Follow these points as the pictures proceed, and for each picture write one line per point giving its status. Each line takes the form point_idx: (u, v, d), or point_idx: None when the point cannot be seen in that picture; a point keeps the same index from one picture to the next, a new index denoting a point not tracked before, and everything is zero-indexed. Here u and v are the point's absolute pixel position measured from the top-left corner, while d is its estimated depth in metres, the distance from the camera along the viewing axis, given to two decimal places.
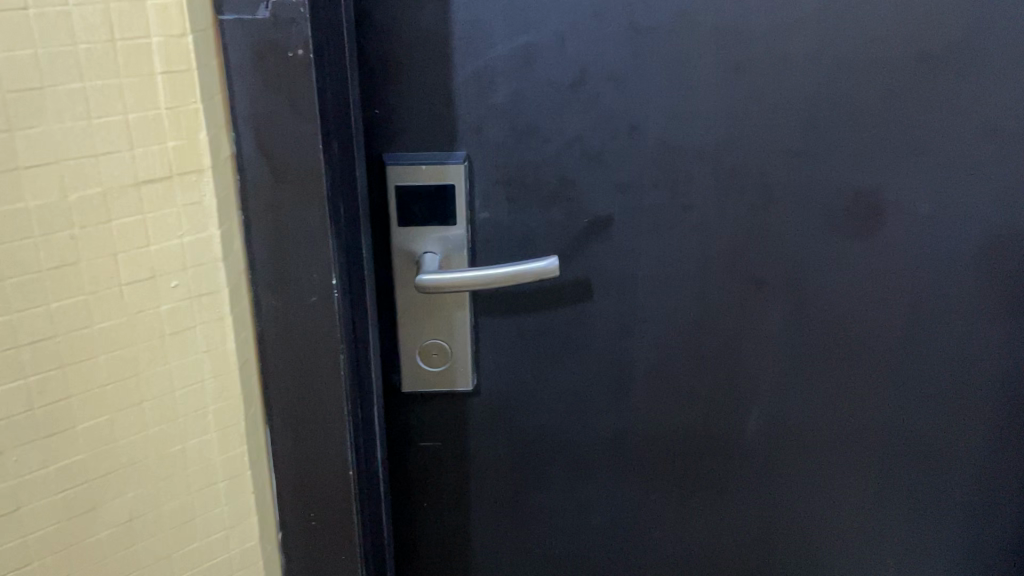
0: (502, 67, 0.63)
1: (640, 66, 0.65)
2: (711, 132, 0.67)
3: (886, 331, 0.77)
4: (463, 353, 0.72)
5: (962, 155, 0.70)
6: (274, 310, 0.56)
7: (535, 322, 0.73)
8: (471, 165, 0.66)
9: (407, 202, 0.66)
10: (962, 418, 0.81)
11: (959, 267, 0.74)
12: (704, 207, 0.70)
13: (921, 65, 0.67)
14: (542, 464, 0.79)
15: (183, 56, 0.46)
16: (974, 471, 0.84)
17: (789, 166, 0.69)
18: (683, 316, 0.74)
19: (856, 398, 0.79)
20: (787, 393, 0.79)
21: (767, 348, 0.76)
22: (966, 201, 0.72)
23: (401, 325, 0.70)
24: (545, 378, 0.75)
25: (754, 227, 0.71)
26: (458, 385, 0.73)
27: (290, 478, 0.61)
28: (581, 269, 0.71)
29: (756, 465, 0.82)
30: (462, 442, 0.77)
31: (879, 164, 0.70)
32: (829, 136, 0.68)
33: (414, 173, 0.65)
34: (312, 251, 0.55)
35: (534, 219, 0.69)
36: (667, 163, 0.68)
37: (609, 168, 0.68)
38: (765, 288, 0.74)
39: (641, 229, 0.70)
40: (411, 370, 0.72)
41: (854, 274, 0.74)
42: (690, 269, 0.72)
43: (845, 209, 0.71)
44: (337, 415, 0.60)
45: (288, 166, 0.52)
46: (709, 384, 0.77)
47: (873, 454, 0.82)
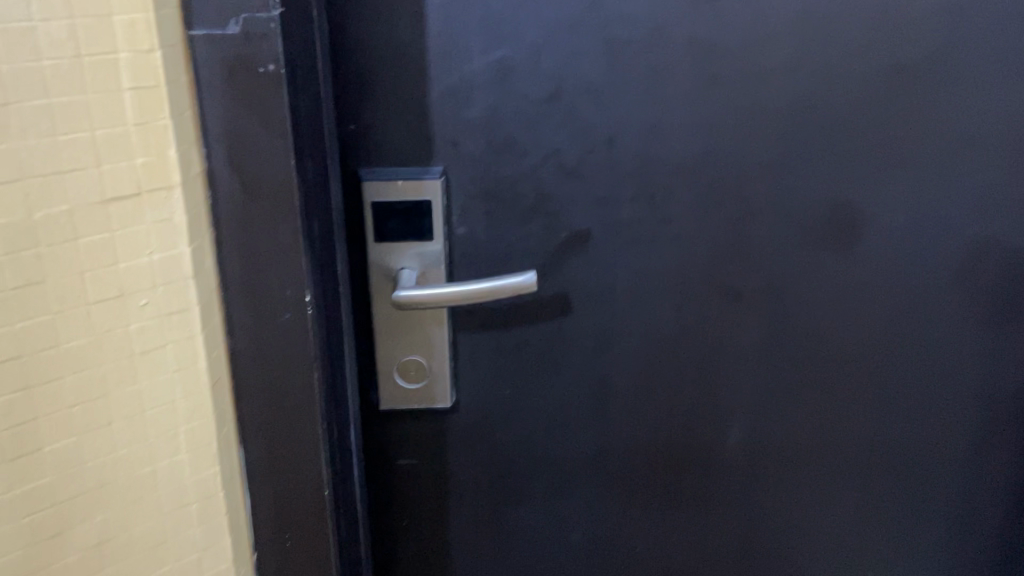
0: (478, 81, 0.63)
1: (616, 81, 0.65)
2: (688, 146, 0.67)
3: (866, 342, 0.77)
4: (441, 369, 0.71)
5: (938, 167, 0.70)
6: (246, 328, 0.55)
7: (514, 337, 0.72)
8: (447, 179, 0.66)
9: (383, 218, 0.66)
10: (943, 428, 0.81)
11: (935, 279, 0.75)
12: (682, 220, 0.70)
13: (895, 79, 0.67)
14: (523, 480, 0.78)
15: (151, 72, 0.45)
16: (955, 480, 0.84)
17: (766, 179, 0.69)
18: (663, 329, 0.74)
19: (837, 409, 0.79)
20: (768, 405, 0.78)
21: (748, 360, 0.76)
22: (942, 212, 0.72)
23: (378, 342, 0.70)
24: (524, 394, 0.75)
25: (732, 240, 0.71)
26: (437, 402, 0.73)
27: (264, 498, 0.60)
28: (560, 283, 0.71)
29: (739, 478, 0.81)
30: (441, 460, 0.76)
31: (855, 176, 0.70)
32: (805, 149, 0.69)
33: (390, 189, 0.65)
34: (286, 268, 0.54)
35: (513, 234, 0.69)
36: (645, 176, 0.68)
37: (587, 182, 0.67)
38: (745, 300, 0.74)
39: (620, 242, 0.70)
40: (388, 387, 0.71)
41: (831, 286, 0.74)
42: (669, 282, 0.72)
43: (821, 221, 0.71)
44: (313, 434, 0.59)
45: (260, 182, 0.52)
46: (690, 397, 0.77)
47: (853, 466, 0.82)
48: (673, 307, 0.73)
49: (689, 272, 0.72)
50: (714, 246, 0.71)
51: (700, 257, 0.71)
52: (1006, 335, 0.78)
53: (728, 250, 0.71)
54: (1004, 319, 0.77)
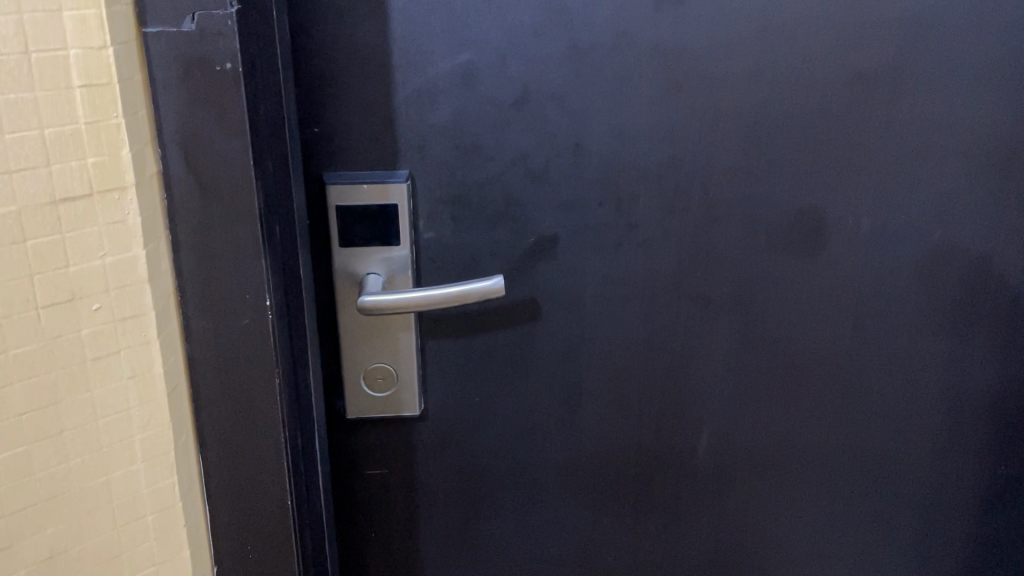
0: (443, 85, 0.63)
1: (582, 84, 0.64)
2: (654, 150, 0.67)
3: (834, 347, 0.77)
4: (408, 376, 0.70)
5: (902, 171, 0.71)
6: (205, 333, 0.53)
7: (483, 344, 0.72)
8: (413, 183, 0.65)
9: (348, 222, 0.65)
10: (911, 432, 0.82)
11: (902, 282, 0.75)
12: (650, 225, 0.70)
13: (859, 83, 0.68)
14: (492, 488, 0.77)
15: (103, 70, 0.44)
16: (923, 484, 0.84)
17: (733, 183, 0.69)
18: (632, 335, 0.74)
19: (806, 414, 0.79)
20: (738, 411, 0.78)
21: (717, 366, 0.76)
22: (907, 216, 0.73)
23: (344, 349, 0.68)
24: (493, 401, 0.74)
25: (700, 244, 0.71)
26: (404, 410, 0.71)
27: (224, 509, 0.58)
28: (528, 289, 0.70)
29: (709, 484, 0.81)
30: (410, 469, 0.75)
31: (821, 181, 0.70)
32: (771, 153, 0.69)
33: (355, 193, 0.64)
34: (245, 271, 0.53)
35: (480, 239, 0.68)
36: (612, 180, 0.68)
37: (554, 186, 0.67)
38: (713, 305, 0.73)
39: (588, 247, 0.70)
40: (355, 396, 0.70)
41: (800, 290, 0.74)
42: (638, 287, 0.72)
43: (788, 226, 0.71)
44: (275, 443, 0.58)
45: (218, 183, 0.51)
46: (660, 403, 0.77)
47: (823, 471, 0.82)
48: (641, 312, 0.73)
49: (657, 277, 0.72)
50: (682, 251, 0.71)
51: (669, 262, 0.71)
52: (972, 339, 0.79)
53: (696, 255, 0.71)
54: (970, 322, 0.78)
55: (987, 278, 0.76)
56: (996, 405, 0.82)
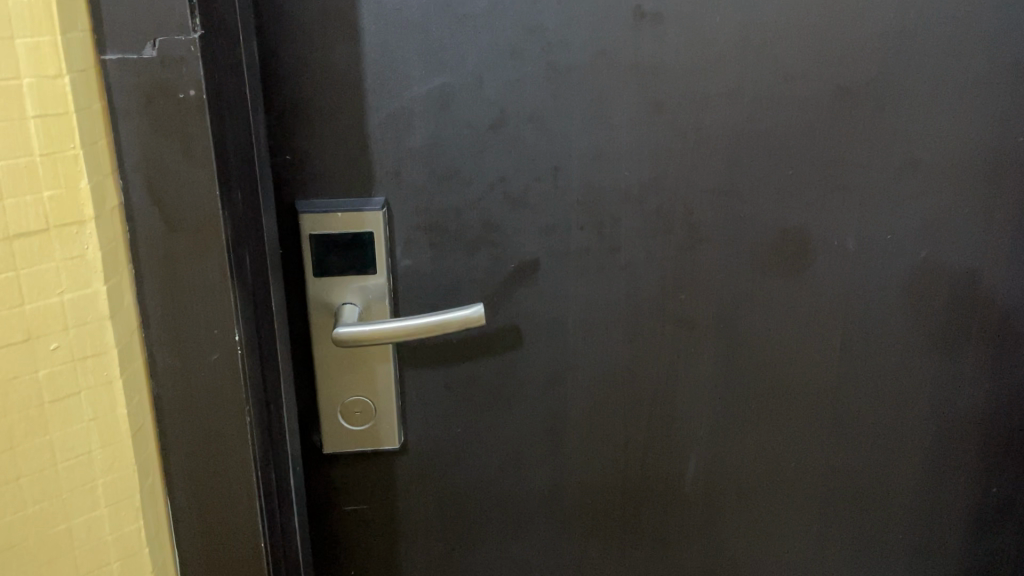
0: (418, 109, 0.61)
1: (560, 107, 0.63)
2: (635, 172, 0.66)
3: (821, 370, 0.76)
4: (388, 409, 0.68)
5: (885, 190, 0.70)
6: (171, 371, 0.51)
7: (464, 373, 0.70)
8: (389, 210, 0.64)
9: (323, 251, 0.63)
10: (901, 455, 0.80)
11: (889, 302, 0.74)
12: (633, 249, 0.68)
13: (841, 102, 0.67)
14: (477, 522, 0.75)
15: (58, 99, 0.42)
16: (915, 507, 0.83)
17: (716, 205, 0.68)
18: (617, 361, 0.72)
19: (795, 438, 0.78)
20: (725, 436, 0.77)
21: (704, 391, 0.74)
22: (892, 236, 0.72)
23: (320, 382, 0.66)
24: (476, 431, 0.72)
25: (684, 267, 0.70)
26: (384, 444, 0.69)
27: (194, 553, 0.55)
28: (509, 316, 0.69)
29: (698, 512, 0.79)
30: (391, 504, 0.73)
31: (804, 201, 0.69)
32: (753, 174, 0.68)
33: (329, 220, 0.62)
34: (213, 305, 0.51)
35: (459, 267, 0.66)
36: (593, 204, 0.66)
37: (535, 212, 0.66)
38: (699, 329, 0.72)
39: (571, 273, 0.68)
40: (332, 430, 0.68)
41: (786, 312, 0.73)
42: (622, 312, 0.70)
43: (773, 248, 0.70)
44: (247, 485, 0.55)
45: (183, 214, 0.49)
46: (647, 430, 0.75)
47: (814, 496, 0.81)
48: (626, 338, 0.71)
49: (641, 302, 0.70)
50: (666, 276, 0.70)
51: (651, 287, 0.70)
52: (959, 360, 0.78)
53: (680, 279, 0.70)
54: (957, 340, 0.77)
55: (972, 297, 0.75)
56: (986, 426, 0.81)
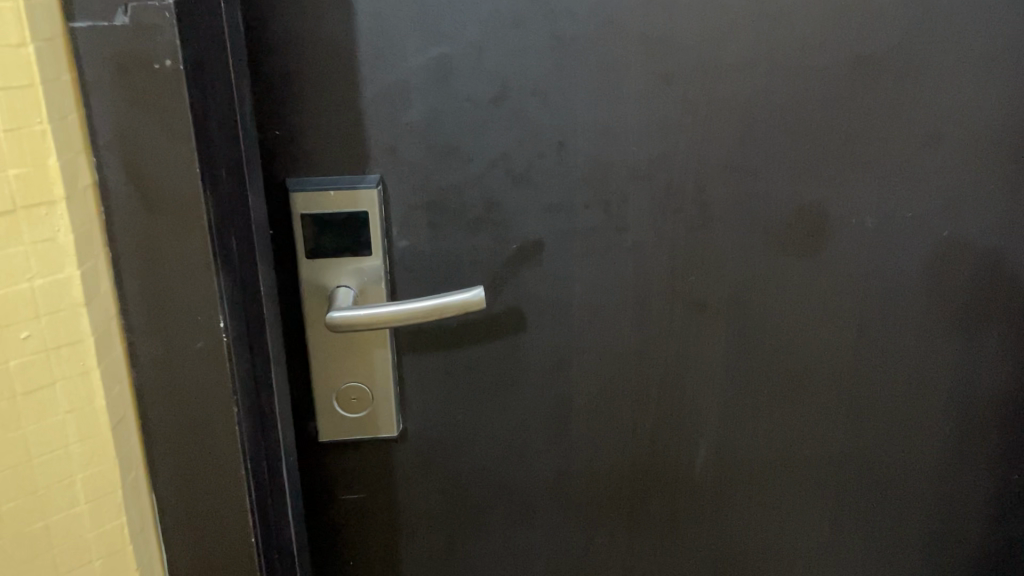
0: (414, 82, 0.58)
1: (564, 78, 0.60)
2: (645, 149, 0.63)
3: (837, 354, 0.73)
4: (385, 396, 0.65)
5: (907, 167, 0.67)
6: (152, 360, 0.48)
7: (465, 358, 0.67)
8: (385, 188, 0.61)
9: (315, 232, 0.60)
10: (919, 440, 0.78)
11: (909, 283, 0.71)
12: (641, 228, 0.65)
13: (862, 73, 0.63)
14: (479, 510, 0.73)
15: (21, 70, 0.39)
16: (932, 493, 0.80)
17: (729, 182, 0.65)
18: (624, 346, 0.69)
19: (809, 424, 0.75)
20: (736, 422, 0.74)
21: (714, 375, 0.72)
22: (914, 213, 0.68)
23: (314, 368, 0.63)
24: (478, 418, 0.69)
25: (694, 247, 0.66)
26: (381, 432, 0.66)
27: (182, 547, 0.53)
28: (511, 299, 0.66)
29: (708, 499, 0.77)
30: (390, 494, 0.70)
31: (822, 178, 0.66)
32: (768, 149, 0.64)
33: (322, 199, 0.59)
34: (195, 291, 0.48)
35: (459, 248, 0.63)
36: (600, 181, 0.63)
37: (538, 190, 0.62)
38: (710, 311, 0.69)
39: (576, 254, 0.65)
40: (327, 418, 0.65)
41: (801, 295, 0.70)
42: (629, 295, 0.67)
43: (789, 227, 0.67)
44: (235, 478, 0.52)
45: (162, 194, 0.45)
46: (655, 416, 0.72)
47: (828, 482, 0.78)
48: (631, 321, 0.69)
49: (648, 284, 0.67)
50: (676, 256, 0.66)
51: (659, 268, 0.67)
52: (981, 342, 0.74)
53: (690, 259, 0.67)
54: (979, 322, 0.73)
55: (995, 277, 0.72)
56: (1007, 410, 0.78)
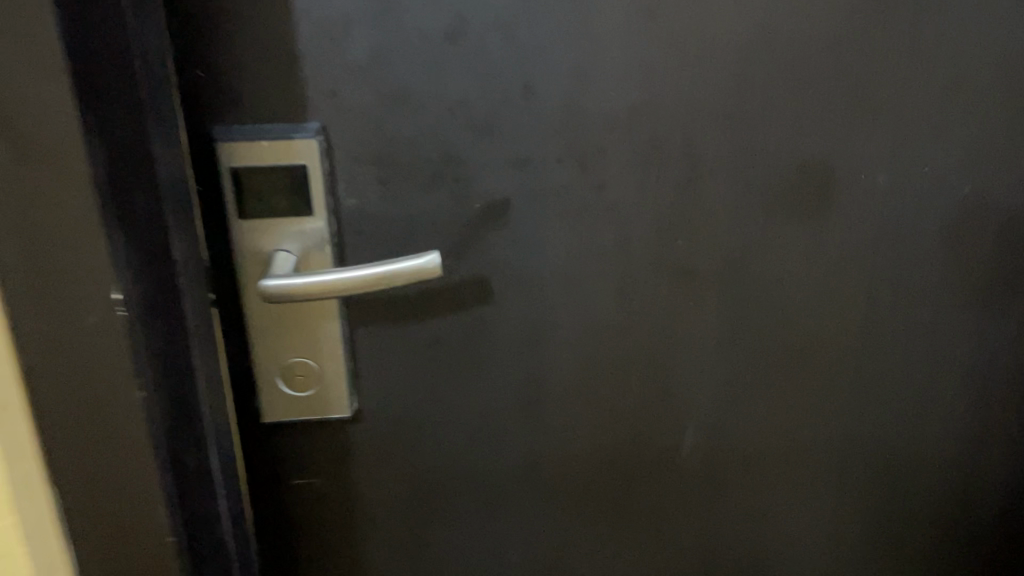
0: (357, 15, 0.50)
1: (531, 12, 0.52)
2: (626, 95, 0.55)
3: (841, 327, 0.66)
4: (336, 373, 0.59)
5: (924, 116, 0.59)
6: (38, 337, 0.42)
7: (425, 332, 0.60)
8: (327, 138, 0.53)
9: (248, 188, 0.53)
10: (928, 420, 0.71)
11: (923, 249, 0.63)
12: (622, 186, 0.58)
13: (875, 6, 0.55)
14: (445, 497, 0.66)
15: None
16: (940, 475, 0.74)
17: (721, 134, 0.57)
18: (603, 318, 0.62)
19: (809, 404, 0.68)
20: (728, 402, 0.67)
21: (704, 351, 0.65)
22: (931, 170, 0.61)
23: (253, 343, 0.57)
24: (441, 398, 0.62)
25: (682, 208, 0.59)
26: (333, 412, 0.60)
27: (90, 545, 0.47)
28: (476, 266, 0.59)
29: (697, 484, 0.70)
30: (347, 479, 0.64)
31: (827, 129, 0.58)
32: (767, 96, 0.56)
33: (254, 152, 0.52)
34: (81, 257, 0.41)
35: (414, 208, 0.56)
36: (573, 132, 0.55)
37: (504, 142, 0.55)
38: (700, 280, 0.62)
39: (548, 215, 0.58)
40: (271, 397, 0.59)
41: (801, 261, 0.62)
42: (609, 262, 0.60)
43: (789, 185, 0.59)
44: (144, 470, 0.46)
45: (37, 143, 0.38)
46: (639, 395, 0.65)
47: (827, 465, 0.72)
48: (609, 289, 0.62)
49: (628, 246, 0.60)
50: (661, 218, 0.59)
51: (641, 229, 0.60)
52: (1000, 313, 0.67)
53: (677, 221, 0.59)
54: (1000, 291, 0.66)
55: (1018, 241, 0.65)
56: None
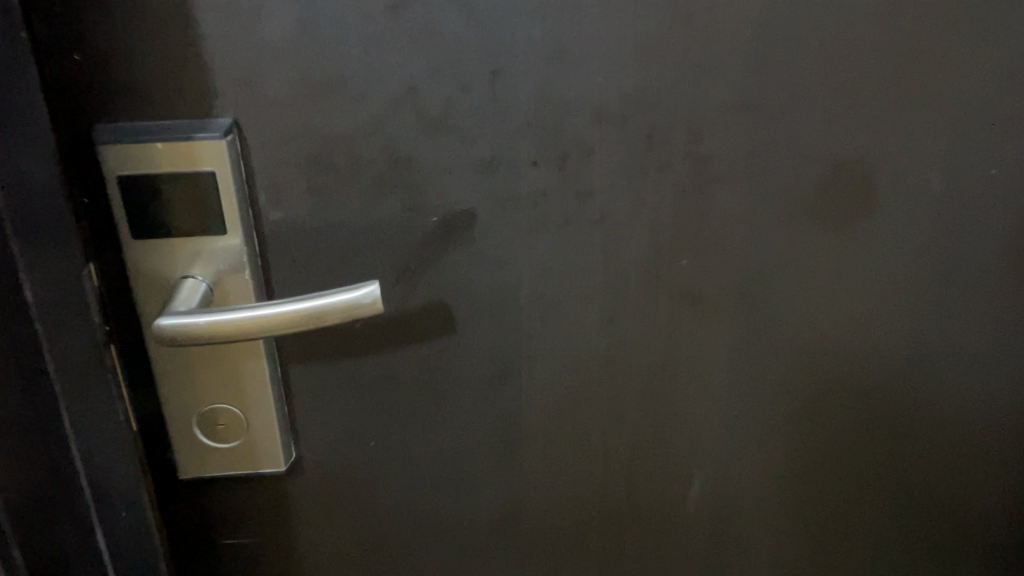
0: None
1: None
2: (619, 79, 0.44)
3: (876, 355, 0.55)
4: (266, 421, 0.49)
5: (986, 103, 0.47)
6: None
7: (375, 369, 0.50)
8: (241, 137, 0.43)
9: (142, 202, 0.42)
10: (980, 463, 0.60)
11: (979, 264, 0.52)
12: (613, 192, 0.47)
13: None
14: (407, 554, 0.57)
15: None
16: (993, 527, 0.63)
17: (737, 128, 0.46)
18: (591, 349, 0.51)
19: (836, 444, 0.58)
20: (743, 445, 0.57)
21: (714, 387, 0.54)
22: (991, 169, 0.49)
23: (161, 388, 0.46)
24: (398, 445, 0.52)
25: (687, 220, 0.48)
26: (266, 466, 0.50)
27: None
28: (435, 289, 0.48)
29: (704, 535, 0.60)
30: (288, 537, 0.54)
31: (868, 122, 0.47)
32: (794, 80, 0.45)
33: (147, 156, 0.41)
34: None
35: (356, 221, 0.45)
36: (552, 127, 0.44)
37: (464, 138, 0.44)
38: (709, 304, 0.51)
39: (522, 229, 0.47)
40: (190, 449, 0.49)
41: (832, 281, 0.51)
42: (597, 284, 0.49)
43: (819, 190, 0.48)
44: None
45: None
46: (634, 437, 0.55)
47: (857, 513, 0.61)
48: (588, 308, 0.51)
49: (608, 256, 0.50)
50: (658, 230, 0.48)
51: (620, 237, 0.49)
52: None
53: (681, 235, 0.48)
54: None
55: None
56: None
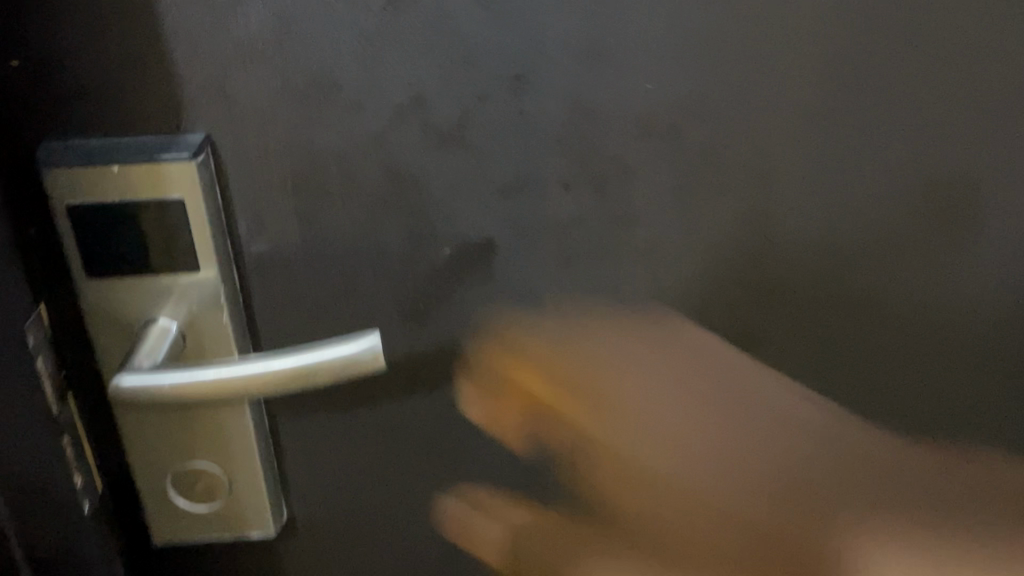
0: None
1: None
2: (669, 86, 0.35)
3: (981, 430, 0.45)
4: (252, 480, 0.42)
5: None
6: None
7: (378, 418, 0.43)
8: (216, 156, 0.35)
9: (98, 235, 0.35)
10: None
11: None
12: (659, 223, 0.39)
13: None
14: None
15: None
16: None
17: (817, 151, 0.37)
18: (629, 401, 0.44)
19: (930, 539, 0.48)
20: (811, 530, 0.47)
21: (776, 457, 0.45)
22: None
23: (127, 445, 0.40)
24: (403, 496, 0.46)
25: (749, 258, 0.40)
26: (253, 528, 0.44)
27: None
28: (444, 327, 0.41)
29: None
30: None
31: (989, 148, 0.37)
32: (895, 93, 0.36)
33: (103, 181, 0.34)
34: None
35: (351, 251, 0.38)
36: (587, 144, 0.37)
37: (478, 156, 0.37)
38: (771, 356, 0.43)
39: (548, 262, 0.40)
40: (165, 511, 0.42)
41: (926, 337, 0.42)
42: (637, 327, 0.42)
43: (920, 230, 0.39)
44: None
45: None
46: (677, 506, 0.47)
47: None
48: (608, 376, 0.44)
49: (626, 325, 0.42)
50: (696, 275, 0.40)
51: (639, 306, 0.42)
52: None
53: (741, 275, 0.40)
54: None
55: None
56: None
